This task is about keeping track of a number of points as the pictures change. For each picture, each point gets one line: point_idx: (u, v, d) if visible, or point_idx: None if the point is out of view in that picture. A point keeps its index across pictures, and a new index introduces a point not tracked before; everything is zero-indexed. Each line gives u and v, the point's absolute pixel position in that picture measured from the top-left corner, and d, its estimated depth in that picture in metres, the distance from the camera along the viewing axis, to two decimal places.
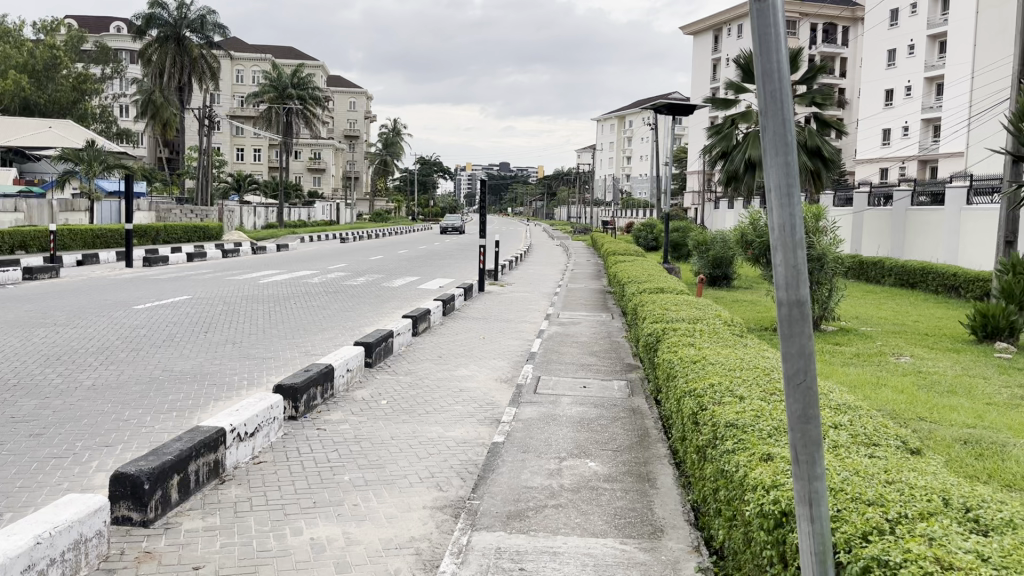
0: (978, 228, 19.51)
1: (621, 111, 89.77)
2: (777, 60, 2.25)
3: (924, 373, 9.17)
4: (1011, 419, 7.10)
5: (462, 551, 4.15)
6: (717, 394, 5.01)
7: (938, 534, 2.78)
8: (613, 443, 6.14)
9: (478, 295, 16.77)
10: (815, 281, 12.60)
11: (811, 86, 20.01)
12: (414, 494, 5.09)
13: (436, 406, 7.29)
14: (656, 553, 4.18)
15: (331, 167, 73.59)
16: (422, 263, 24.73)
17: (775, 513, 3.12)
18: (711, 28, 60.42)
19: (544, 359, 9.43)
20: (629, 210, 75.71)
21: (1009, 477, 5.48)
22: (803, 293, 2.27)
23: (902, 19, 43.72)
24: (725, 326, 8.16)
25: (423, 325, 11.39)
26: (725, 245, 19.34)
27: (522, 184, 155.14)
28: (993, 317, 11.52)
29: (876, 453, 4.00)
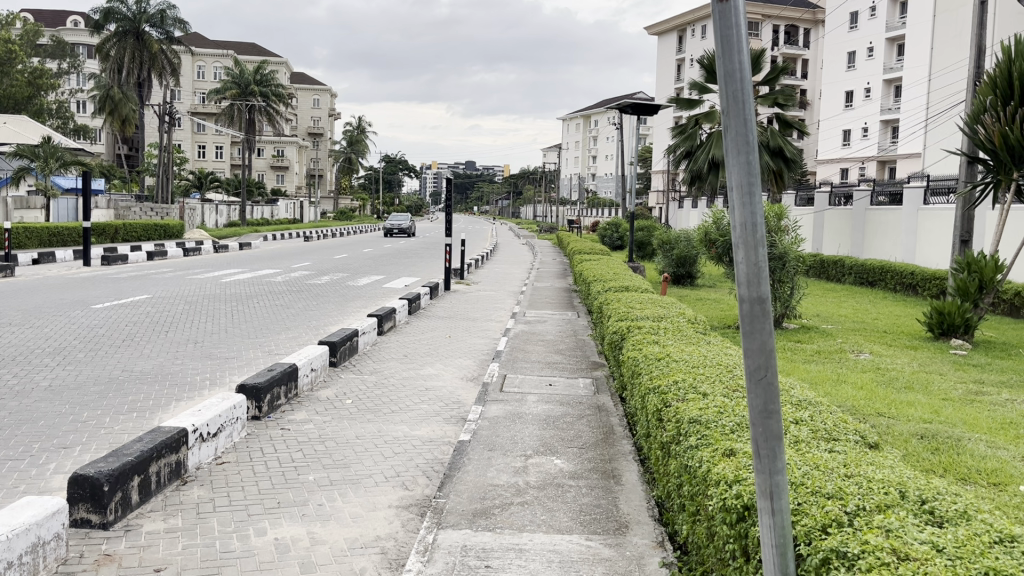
0: (935, 228, 19.88)
1: (587, 111, 90.26)
2: (737, 61, 2.30)
3: (883, 369, 9.35)
4: (967, 415, 7.26)
5: (428, 549, 4.15)
6: (681, 391, 5.06)
7: (895, 525, 2.85)
8: (579, 440, 6.18)
9: (444, 294, 16.68)
10: (777, 279, 12.74)
11: (774, 87, 20.23)
12: (379, 493, 5.08)
13: (402, 405, 7.27)
14: (621, 548, 4.21)
15: (295, 165, 73.00)
16: (387, 261, 24.64)
17: (739, 507, 3.16)
18: (675, 28, 60.92)
19: (510, 358, 9.44)
20: (594, 209, 75.92)
21: (965, 471, 5.60)
22: (764, 289, 2.32)
23: (862, 21, 44.46)
24: (689, 325, 8.24)
25: (388, 324, 11.34)
26: (689, 243, 19.54)
27: (488, 183, 155.26)
28: (949, 314, 11.75)
29: (835, 447, 4.07)
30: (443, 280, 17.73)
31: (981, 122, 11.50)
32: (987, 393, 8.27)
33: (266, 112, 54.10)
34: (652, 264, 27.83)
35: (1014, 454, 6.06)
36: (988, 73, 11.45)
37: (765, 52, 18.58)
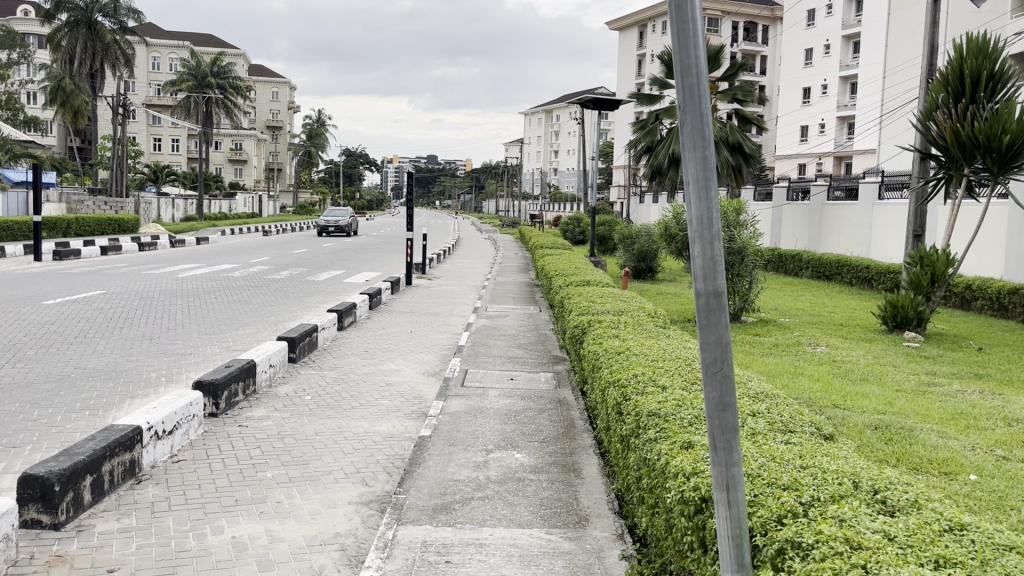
0: (889, 222, 20.26)
1: (548, 106, 90.52)
2: (694, 56, 2.32)
3: (839, 362, 9.50)
4: (919, 406, 7.41)
5: (387, 545, 4.13)
6: (640, 384, 5.10)
7: (848, 515, 2.89)
8: (540, 434, 6.18)
9: (405, 289, 16.58)
10: (735, 274, 12.89)
11: (732, 83, 20.41)
12: (339, 490, 5.04)
13: (362, 401, 7.22)
14: (581, 541, 4.23)
15: (253, 158, 72.08)
16: (347, 256, 24.44)
17: (695, 500, 3.19)
18: (636, 24, 61.30)
19: (472, 353, 9.42)
20: (556, 204, 75.98)
21: (917, 461, 5.71)
22: (720, 283, 2.37)
23: (819, 19, 45.06)
24: (649, 318, 8.30)
25: (348, 319, 11.25)
26: (650, 238, 19.68)
27: (450, 177, 155.15)
28: (902, 308, 11.98)
29: (791, 439, 4.13)
30: (405, 275, 17.64)
31: (933, 119, 11.71)
32: (939, 384, 8.46)
33: (223, 104, 53.37)
34: (613, 259, 28.02)
35: (964, 443, 6.21)
36: (939, 71, 11.68)
37: (724, 48, 18.72)
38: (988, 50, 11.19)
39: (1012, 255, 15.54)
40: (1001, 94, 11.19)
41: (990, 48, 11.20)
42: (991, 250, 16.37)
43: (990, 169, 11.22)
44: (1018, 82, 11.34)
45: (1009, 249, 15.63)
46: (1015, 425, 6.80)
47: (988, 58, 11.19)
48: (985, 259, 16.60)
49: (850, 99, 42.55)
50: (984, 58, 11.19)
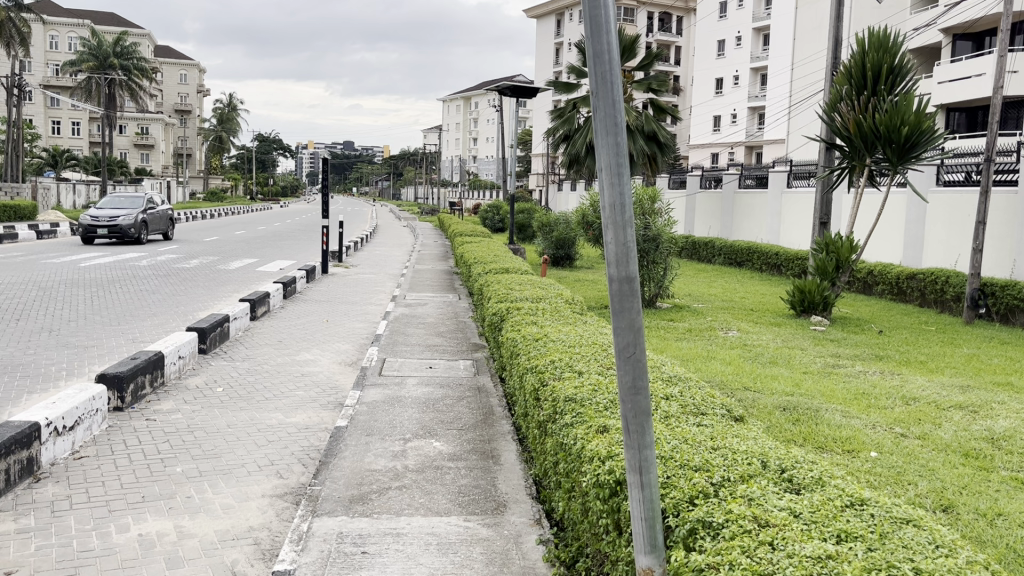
0: (796, 210, 20.93)
1: (467, 94, 90.52)
2: (606, 43, 2.36)
3: (749, 346, 9.74)
4: (825, 386, 7.70)
5: (302, 537, 4.06)
6: (557, 370, 5.14)
7: (757, 493, 2.98)
8: (459, 422, 6.17)
9: (321, 278, 16.27)
10: (651, 261, 13.10)
11: (648, 73, 20.63)
12: (251, 483, 4.92)
13: (277, 392, 7.08)
14: (499, 528, 4.24)
15: (160, 143, 69.45)
16: (260, 245, 23.81)
17: (610, 483, 3.22)
18: (553, 12, 61.60)
19: (389, 342, 9.31)
20: (475, 191, 75.80)
21: (822, 440, 5.91)
22: (632, 268, 2.44)
23: (731, 11, 46.16)
24: (567, 305, 8.37)
25: (261, 309, 10.99)
26: (568, 225, 19.82)
27: (368, 165, 153.42)
28: (809, 293, 12.42)
29: (702, 421, 4.24)
30: (321, 264, 17.30)
31: (837, 110, 12.08)
32: (843, 365, 8.80)
33: (128, 86, 51.35)
34: (532, 247, 28.21)
35: (866, 422, 6.46)
36: (843, 64, 12.07)
37: (639, 37, 18.84)
38: (889, 44, 11.63)
39: (909, 242, 16.28)
40: (901, 86, 11.66)
41: (891, 42, 11.63)
42: (890, 237, 17.13)
43: (890, 159, 11.72)
44: (917, 76, 11.81)
45: (908, 235, 16.36)
46: (913, 404, 7.14)
47: (888, 51, 11.65)
48: (885, 245, 17.33)
49: (761, 89, 43.70)
50: (885, 52, 11.65)
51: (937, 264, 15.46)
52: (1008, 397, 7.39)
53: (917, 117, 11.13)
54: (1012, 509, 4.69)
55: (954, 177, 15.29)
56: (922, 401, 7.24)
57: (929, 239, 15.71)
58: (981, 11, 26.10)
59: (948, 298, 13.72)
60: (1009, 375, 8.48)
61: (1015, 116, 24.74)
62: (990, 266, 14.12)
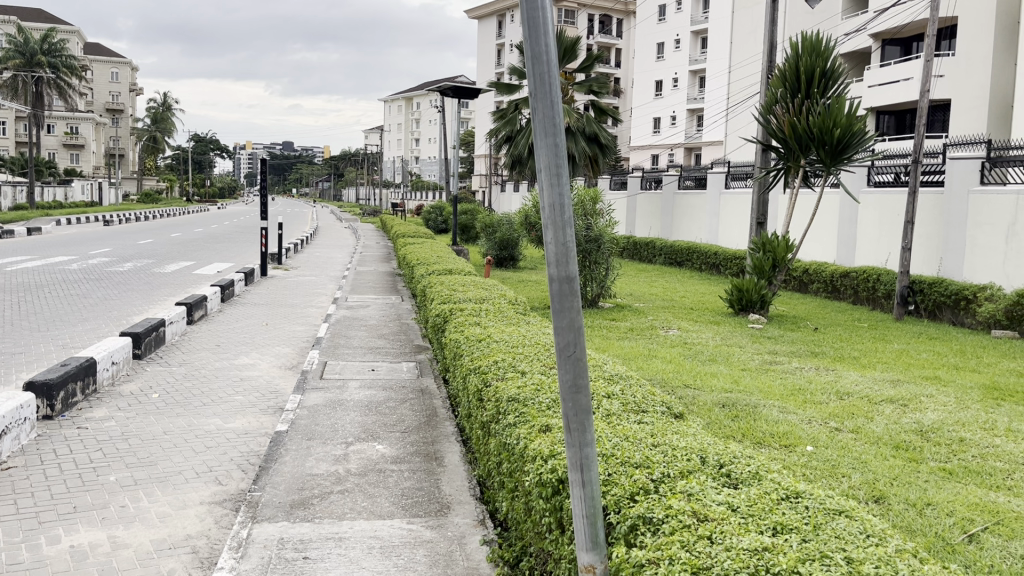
0: (733, 211, 21.34)
1: (408, 94, 90.09)
2: (544, 44, 2.38)
3: (689, 344, 9.91)
4: (763, 383, 7.87)
5: (241, 544, 3.99)
6: (500, 370, 5.15)
7: (696, 489, 3.03)
8: (401, 424, 6.14)
9: (260, 280, 16.00)
10: (593, 261, 13.22)
11: (588, 75, 20.74)
12: (189, 490, 4.81)
13: (215, 397, 6.94)
14: (443, 529, 4.23)
15: (91, 143, 67.28)
16: (198, 247, 23.29)
17: (553, 482, 3.24)
18: (495, 13, 61.52)
19: (331, 344, 9.21)
20: (417, 192, 75.39)
21: (761, 436, 6.03)
22: (572, 268, 2.47)
23: (670, 14, 46.80)
24: (510, 305, 8.39)
25: (198, 313, 10.76)
26: (511, 226, 19.85)
27: (308, 165, 151.35)
28: (747, 291, 12.67)
29: (643, 419, 4.29)
30: (260, 266, 17.01)
31: (772, 113, 12.37)
32: (780, 362, 9.00)
33: (56, 84, 49.65)
34: (474, 248, 28.23)
35: (802, 417, 6.62)
36: (778, 67, 12.31)
37: (579, 39, 18.91)
38: (821, 48, 11.84)
39: (843, 241, 16.74)
40: (833, 89, 12.00)
41: (823, 47, 11.86)
42: (824, 237, 17.61)
43: (824, 160, 12.04)
44: (847, 79, 12.15)
45: (841, 235, 16.83)
46: (847, 399, 7.34)
47: (821, 56, 11.88)
48: (820, 245, 17.80)
49: (700, 92, 44.41)
50: (818, 56, 11.87)
51: (868, 262, 15.92)
52: (935, 390, 7.66)
53: (848, 119, 11.45)
54: (940, 499, 4.86)
55: (884, 178, 15.79)
56: (855, 395, 7.46)
57: (861, 239, 16.16)
58: (909, 16, 26.86)
59: (879, 295, 14.14)
60: (936, 369, 8.79)
61: (941, 118, 25.58)
62: (918, 265, 14.57)
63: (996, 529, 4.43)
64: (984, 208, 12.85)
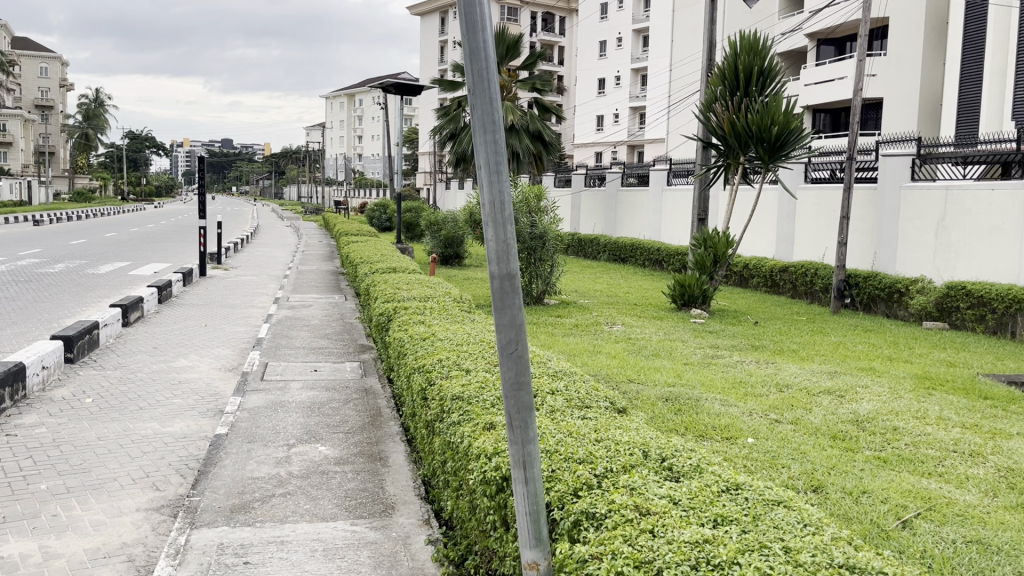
0: (675, 208, 21.61)
1: (351, 91, 89.19)
2: (482, 41, 2.38)
3: (633, 340, 10.01)
4: (706, 377, 7.97)
5: (179, 551, 3.89)
6: (445, 369, 5.12)
7: (638, 483, 3.06)
8: (345, 425, 6.07)
9: (199, 281, 15.62)
10: (538, 258, 13.26)
11: (532, 73, 20.76)
12: (126, 497, 4.69)
13: (152, 400, 6.78)
14: (387, 530, 4.20)
15: (20, 140, 64.94)
16: (133, 247, 22.66)
17: (496, 479, 3.24)
18: (438, 10, 61.16)
19: (273, 345, 9.06)
20: (360, 190, 74.64)
21: (703, 429, 6.11)
22: (513, 265, 2.47)
23: (612, 13, 47.17)
24: (454, 304, 8.34)
25: (134, 315, 10.47)
26: (456, 223, 19.78)
27: (248, 163, 148.74)
28: (689, 287, 12.87)
29: (587, 415, 4.30)
30: (198, 266, 16.63)
31: (712, 110, 12.53)
32: (721, 356, 9.14)
33: None
34: (419, 246, 28.11)
35: (743, 410, 6.73)
36: (717, 65, 12.48)
37: (522, 36, 18.89)
38: (759, 47, 12.05)
39: (782, 236, 17.08)
40: (771, 88, 12.17)
41: (761, 45, 12.06)
42: (763, 232, 17.96)
43: (762, 157, 12.27)
44: (784, 78, 12.39)
45: (780, 230, 17.16)
46: (786, 391, 7.49)
47: (759, 55, 12.09)
48: (760, 240, 18.15)
49: (641, 89, 44.83)
50: (756, 55, 12.09)
51: (807, 257, 16.27)
52: (871, 381, 7.88)
53: (786, 117, 11.71)
54: (875, 486, 4.99)
55: (820, 174, 16.15)
56: (794, 387, 7.61)
57: (799, 234, 16.51)
58: (841, 17, 27.42)
59: (817, 289, 14.45)
60: (871, 360, 9.03)
61: (874, 117, 26.24)
62: (854, 259, 14.93)
63: (929, 515, 4.56)
64: (915, 204, 13.25)
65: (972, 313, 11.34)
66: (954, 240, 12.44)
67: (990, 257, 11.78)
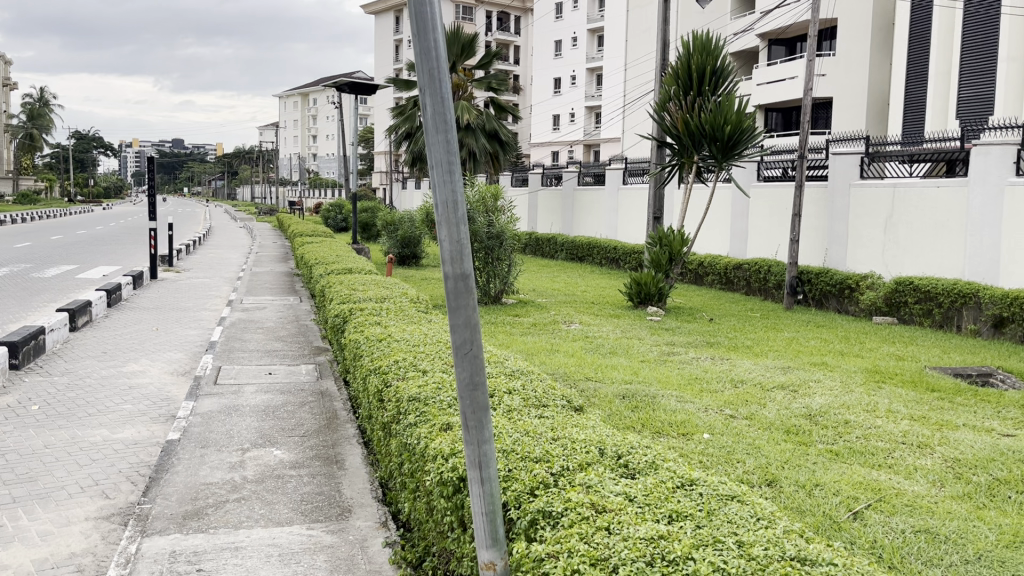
0: (631, 207, 21.79)
1: (305, 90, 88.23)
2: (433, 41, 2.37)
3: (590, 338, 10.05)
4: (662, 374, 8.04)
5: (130, 560, 3.81)
6: (401, 370, 5.10)
7: (594, 481, 3.07)
8: (301, 428, 6.00)
9: (149, 284, 15.30)
10: (495, 258, 13.25)
11: (487, 72, 20.73)
12: (74, 506, 4.58)
13: (102, 407, 6.64)
14: (344, 533, 4.16)
15: None
16: (81, 250, 22.14)
17: (453, 480, 3.23)
18: (392, 9, 60.75)
19: (226, 348, 8.93)
20: (316, 190, 73.89)
21: (660, 425, 6.17)
22: (467, 266, 2.47)
23: (567, 12, 47.34)
24: (411, 304, 8.30)
25: (81, 319, 10.23)
26: (413, 224, 19.70)
27: (201, 163, 146.24)
28: (645, 285, 12.97)
29: (544, 413, 4.31)
30: (149, 269, 16.30)
31: (666, 110, 12.64)
32: (678, 353, 9.24)
33: None
34: (375, 246, 27.94)
35: (698, 406, 6.81)
36: (671, 65, 12.60)
37: (476, 36, 18.83)
38: (711, 47, 12.18)
39: (735, 234, 17.32)
40: (724, 88, 12.32)
41: (713, 45, 12.19)
42: (718, 230, 18.20)
43: (716, 156, 12.43)
44: (737, 78, 12.53)
45: (733, 228, 17.40)
46: (740, 386, 7.59)
47: (711, 54, 12.21)
48: (714, 238, 18.39)
49: (597, 89, 45.07)
50: (708, 55, 12.21)
51: (760, 254, 16.51)
52: (823, 375, 8.03)
53: (739, 117, 11.87)
54: (827, 479, 5.08)
55: (772, 173, 16.40)
56: (748, 383, 7.72)
57: (752, 231, 16.75)
58: (791, 18, 27.81)
59: (770, 285, 14.65)
60: (823, 355, 9.19)
61: (825, 116, 26.71)
62: (806, 256, 15.19)
63: (879, 506, 4.66)
64: (864, 202, 13.53)
65: (919, 308, 11.62)
66: (902, 237, 12.72)
67: (936, 253, 12.07)
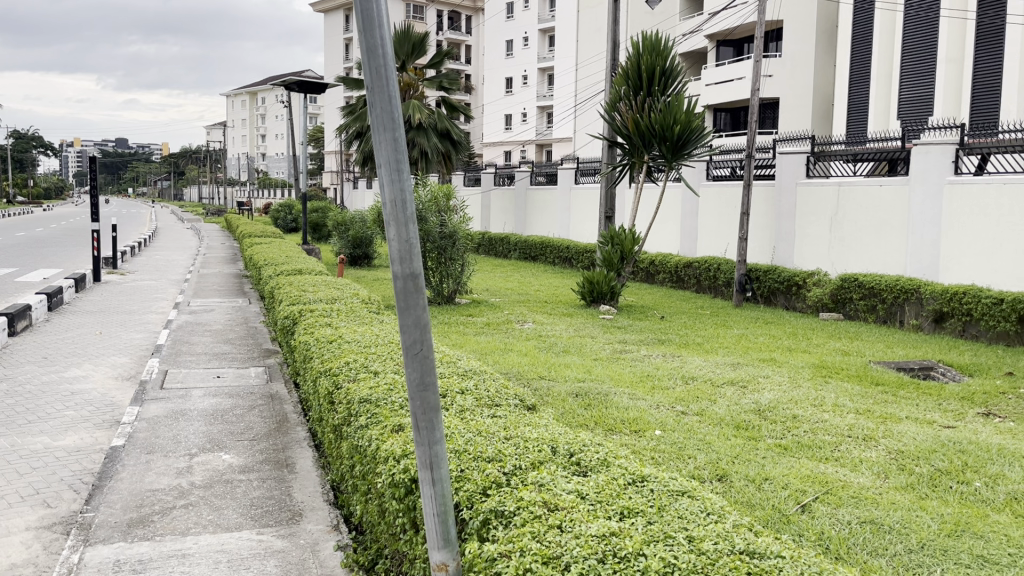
0: (583, 206, 21.91)
1: (253, 89, 86.91)
2: (380, 38, 2.35)
3: (542, 338, 10.05)
4: (614, 371, 8.09)
5: (71, 571, 3.71)
6: (352, 371, 5.06)
7: (546, 479, 3.07)
8: (250, 432, 5.91)
9: (92, 287, 14.92)
10: (447, 257, 13.20)
11: (438, 71, 20.63)
12: (13, 516, 4.44)
13: (43, 413, 6.46)
14: (295, 538, 4.10)
15: None
16: (20, 252, 21.49)
17: (405, 482, 3.21)
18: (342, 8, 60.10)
19: (173, 352, 8.75)
20: (266, 190, 72.89)
21: (612, 423, 6.21)
22: (416, 265, 2.45)
23: (518, 12, 47.35)
24: (362, 305, 8.23)
25: (21, 324, 9.94)
26: (363, 224, 19.54)
27: (146, 163, 143.16)
28: (598, 284, 13.05)
29: (497, 413, 4.31)
30: (92, 272, 15.90)
31: (617, 110, 12.73)
32: (629, 351, 9.29)
33: None
34: (327, 246, 27.66)
35: (650, 403, 6.86)
36: (621, 65, 12.68)
37: (427, 35, 18.72)
38: (660, 48, 12.28)
39: (686, 233, 17.52)
40: (673, 88, 12.43)
41: (662, 46, 12.29)
42: (669, 229, 18.39)
43: (665, 156, 12.56)
44: (685, 78, 12.65)
45: (684, 227, 17.60)
46: (691, 383, 7.68)
47: (660, 54, 12.31)
48: (665, 236, 18.58)
49: (548, 89, 45.18)
50: (657, 55, 12.30)
51: (710, 253, 16.72)
52: (771, 371, 8.15)
53: (687, 116, 12.00)
54: (776, 473, 5.17)
55: (721, 172, 16.64)
56: (699, 379, 7.81)
57: (702, 230, 16.97)
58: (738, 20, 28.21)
59: (720, 283, 14.85)
60: (772, 351, 9.34)
61: (772, 116, 27.14)
62: (754, 253, 15.44)
63: (826, 498, 4.75)
64: (810, 200, 13.80)
65: (864, 303, 11.87)
66: (847, 234, 12.99)
67: (879, 250, 12.34)
